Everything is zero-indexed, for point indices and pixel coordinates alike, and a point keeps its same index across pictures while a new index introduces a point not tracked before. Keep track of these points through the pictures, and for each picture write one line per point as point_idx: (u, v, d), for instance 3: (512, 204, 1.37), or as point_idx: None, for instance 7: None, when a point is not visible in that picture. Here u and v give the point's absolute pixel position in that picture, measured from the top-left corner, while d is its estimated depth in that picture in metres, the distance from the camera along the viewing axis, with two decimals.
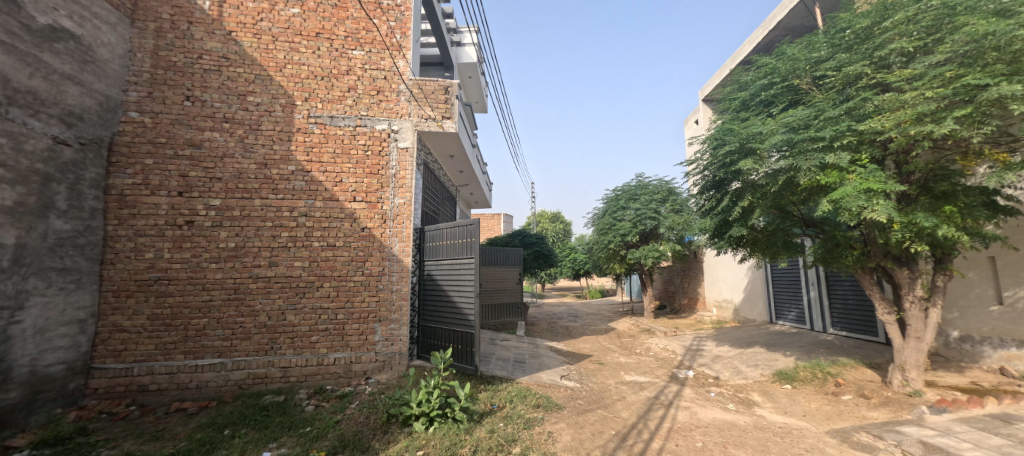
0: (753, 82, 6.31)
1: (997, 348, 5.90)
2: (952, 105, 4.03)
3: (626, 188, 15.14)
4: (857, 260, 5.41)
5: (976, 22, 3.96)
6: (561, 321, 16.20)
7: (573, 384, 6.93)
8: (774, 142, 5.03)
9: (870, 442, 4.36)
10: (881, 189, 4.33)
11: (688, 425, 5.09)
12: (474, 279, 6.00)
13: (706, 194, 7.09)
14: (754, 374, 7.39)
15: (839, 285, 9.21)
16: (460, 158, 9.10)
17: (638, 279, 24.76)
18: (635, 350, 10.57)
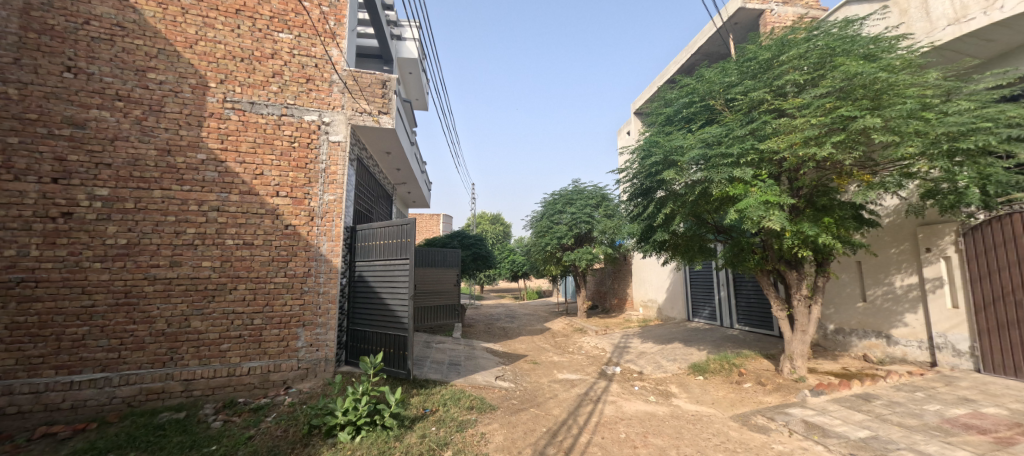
0: (676, 100, 6.89)
1: (861, 338, 7.02)
2: (831, 132, 4.74)
3: (563, 192, 15.69)
4: (757, 263, 6.14)
5: (849, 63, 4.70)
6: (499, 322, 16.33)
7: (508, 384, 7.01)
8: (692, 156, 5.53)
9: (764, 424, 4.96)
10: (777, 202, 4.96)
11: (614, 418, 5.40)
12: (408, 281, 5.80)
13: (634, 200, 7.58)
14: (673, 368, 8.04)
15: (744, 286, 10.36)
16: (397, 155, 8.79)
17: (573, 280, 25.80)
18: (568, 349, 10.98)
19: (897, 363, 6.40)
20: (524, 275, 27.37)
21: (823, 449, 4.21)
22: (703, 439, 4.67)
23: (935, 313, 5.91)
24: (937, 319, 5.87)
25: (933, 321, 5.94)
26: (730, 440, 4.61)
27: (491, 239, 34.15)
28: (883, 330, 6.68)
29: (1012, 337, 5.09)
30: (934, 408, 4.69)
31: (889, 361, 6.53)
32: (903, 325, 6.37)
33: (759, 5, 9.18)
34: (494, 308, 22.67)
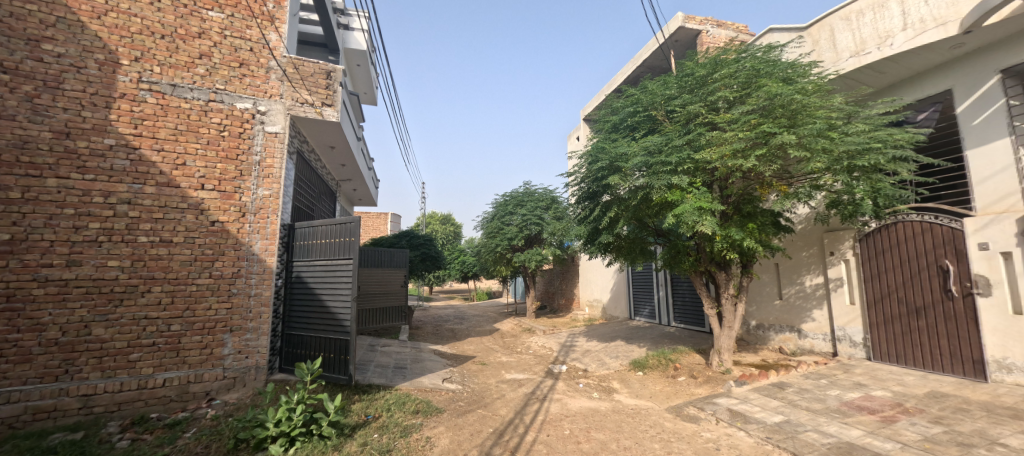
0: (622, 109, 7.23)
1: (777, 333, 7.80)
2: (755, 146, 5.22)
3: (514, 194, 15.83)
4: (691, 265, 6.60)
5: (771, 85, 5.21)
6: (448, 323, 16.12)
7: (455, 386, 6.93)
8: (636, 162, 5.84)
9: (695, 414, 5.34)
10: (709, 208, 5.37)
11: (559, 415, 5.53)
12: (352, 282, 5.53)
13: (582, 203, 7.83)
14: (615, 365, 8.41)
15: (680, 286, 11.09)
16: (342, 150, 8.37)
17: (522, 281, 26.14)
18: (517, 349, 11.09)
19: (806, 353, 7.19)
20: (475, 276, 27.28)
21: (744, 434, 4.62)
22: (641, 431, 4.93)
23: (836, 309, 6.71)
24: (839, 315, 6.68)
25: (835, 316, 6.74)
26: (665, 431, 4.91)
27: (441, 239, 33.63)
28: (795, 325, 7.46)
29: (894, 329, 5.91)
30: (834, 393, 5.33)
31: (800, 352, 7.32)
32: (811, 320, 7.16)
33: (697, 25, 9.90)
34: (443, 310, 22.34)
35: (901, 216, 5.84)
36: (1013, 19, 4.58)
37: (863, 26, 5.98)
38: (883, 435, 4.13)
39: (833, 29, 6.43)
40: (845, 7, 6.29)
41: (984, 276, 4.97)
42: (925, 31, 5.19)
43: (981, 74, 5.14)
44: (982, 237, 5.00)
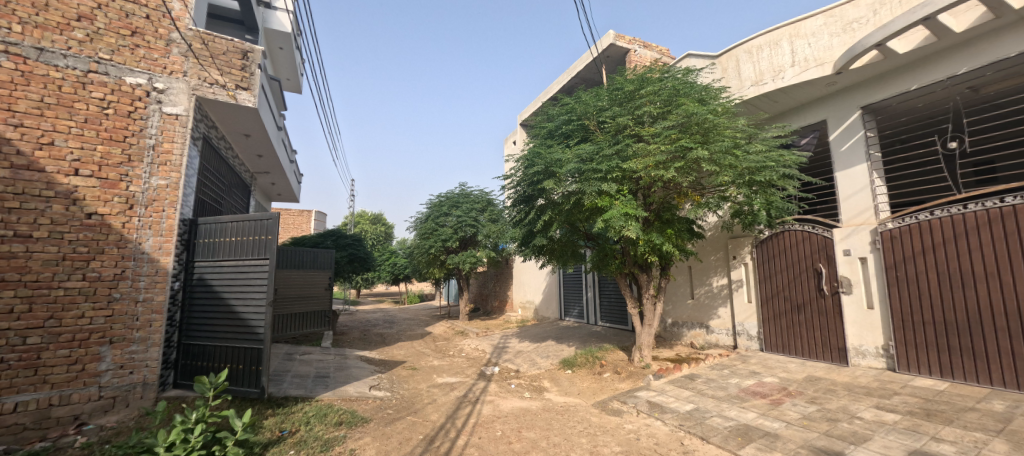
0: (557, 116, 7.49)
1: (689, 329, 8.60)
2: (675, 159, 5.72)
3: (449, 195, 15.61)
4: (617, 267, 7.02)
5: (688, 104, 5.75)
6: (376, 328, 15.35)
7: (383, 394, 6.61)
8: (569, 169, 6.07)
9: (619, 407, 5.68)
10: (634, 213, 5.75)
11: (491, 417, 5.53)
12: (267, 285, 5.02)
13: (517, 206, 7.96)
14: (546, 364, 8.65)
15: (607, 288, 11.76)
16: (259, 140, 7.59)
17: (456, 283, 25.85)
18: (449, 352, 10.91)
19: (712, 347, 8.02)
20: (406, 278, 26.36)
21: (661, 423, 5.02)
22: (570, 427, 5.12)
23: (737, 306, 7.59)
24: (739, 312, 7.55)
25: (736, 313, 7.61)
26: (591, 425, 5.15)
27: (370, 239, 31.99)
28: (704, 321, 8.29)
29: (781, 323, 6.84)
30: (734, 381, 6.01)
31: (707, 346, 8.15)
32: (717, 317, 8.01)
33: (626, 43, 10.59)
34: (371, 314, 21.25)
35: (787, 226, 6.78)
36: (869, 65, 5.59)
37: (761, 60, 6.88)
38: (772, 416, 4.75)
39: (739, 60, 7.29)
40: (748, 42, 7.18)
41: (847, 277, 5.95)
42: (807, 69, 6.11)
43: (847, 109, 6.18)
44: (846, 245, 6.00)
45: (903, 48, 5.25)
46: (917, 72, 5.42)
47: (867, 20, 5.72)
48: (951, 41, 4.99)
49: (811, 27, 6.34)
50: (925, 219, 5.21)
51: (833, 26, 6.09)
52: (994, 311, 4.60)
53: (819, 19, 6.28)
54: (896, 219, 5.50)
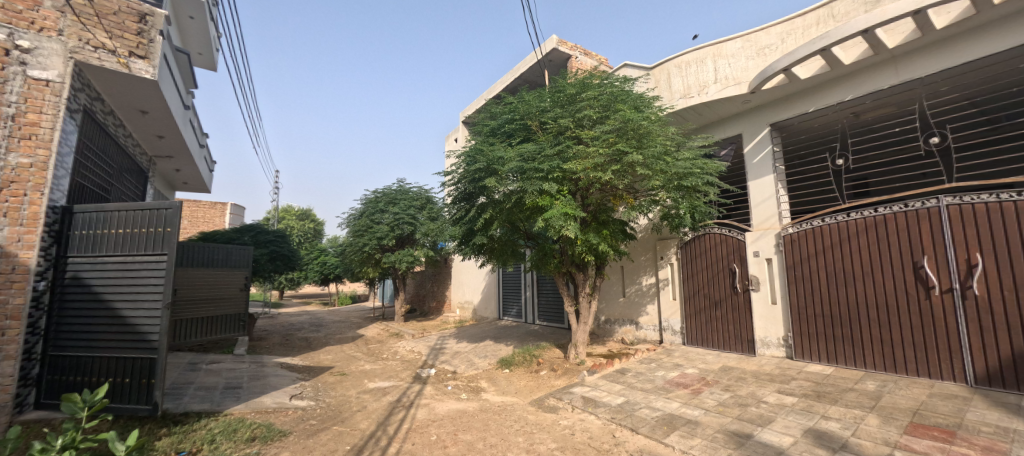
0: (500, 115, 7.44)
1: (621, 326, 9.04)
2: (612, 162, 5.93)
3: (386, 191, 14.90)
4: (556, 266, 7.14)
5: (625, 110, 6.00)
6: (300, 332, 14.17)
7: (306, 403, 6.07)
8: (511, 167, 6.04)
9: (555, 404, 5.77)
10: (573, 214, 5.87)
11: (426, 421, 5.31)
12: (164, 285, 4.35)
13: (457, 204, 7.78)
14: (484, 364, 8.56)
15: (545, 287, 11.99)
16: (159, 119, 6.59)
17: (391, 283, 24.83)
18: (382, 355, 10.38)
19: (641, 342, 8.51)
20: (337, 278, 24.75)
21: (594, 417, 5.17)
22: (507, 426, 5.08)
23: (664, 303, 8.11)
24: (665, 308, 8.08)
25: (663, 310, 8.14)
26: (528, 423, 5.16)
27: (296, 236, 29.56)
28: (634, 318, 8.77)
29: (701, 319, 7.42)
30: (660, 373, 6.40)
31: (636, 341, 8.62)
32: (646, 314, 8.51)
33: (568, 49, 10.88)
34: (296, 316, 19.62)
35: (707, 229, 7.39)
36: (778, 87, 6.27)
37: (689, 75, 7.41)
38: (693, 405, 5.11)
39: (670, 74, 7.79)
40: (678, 57, 7.69)
41: (756, 276, 6.61)
42: (728, 87, 6.71)
43: (759, 125, 6.88)
44: (756, 247, 6.67)
45: (805, 74, 5.97)
46: (815, 96, 6.19)
47: (776, 47, 6.43)
48: (841, 71, 5.76)
49: (732, 48, 6.96)
50: (819, 224, 5.96)
51: (748, 50, 6.76)
52: (870, 304, 5.39)
53: (738, 42, 6.92)
54: (796, 225, 6.23)
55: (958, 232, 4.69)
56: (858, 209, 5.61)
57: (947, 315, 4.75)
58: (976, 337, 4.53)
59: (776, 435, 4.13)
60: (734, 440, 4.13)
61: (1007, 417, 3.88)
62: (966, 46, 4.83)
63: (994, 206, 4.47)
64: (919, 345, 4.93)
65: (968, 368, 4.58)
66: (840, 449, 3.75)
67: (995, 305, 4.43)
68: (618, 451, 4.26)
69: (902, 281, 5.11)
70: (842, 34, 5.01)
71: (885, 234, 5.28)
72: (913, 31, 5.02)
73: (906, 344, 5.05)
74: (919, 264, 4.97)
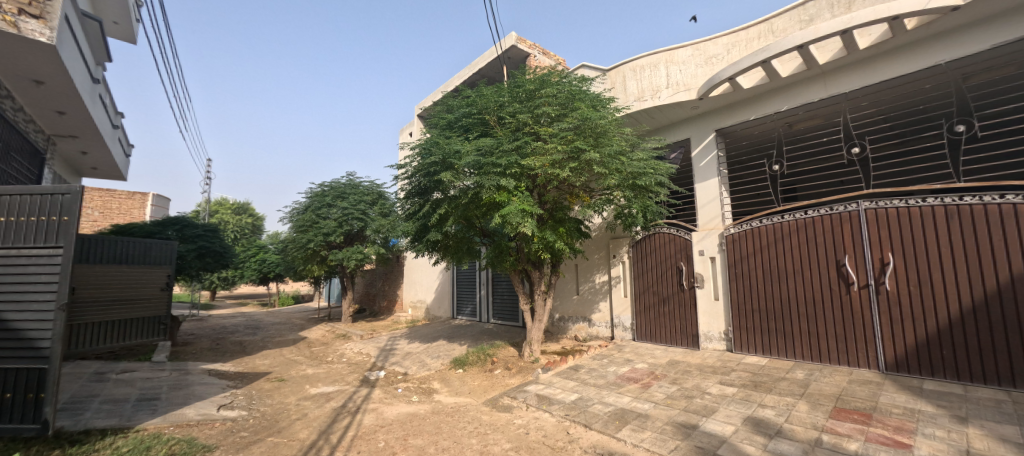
0: (457, 108, 7.24)
1: (574, 323, 9.17)
2: (569, 159, 5.97)
3: (334, 184, 14.07)
4: (511, 264, 7.06)
5: (583, 109, 6.04)
6: (234, 335, 13.00)
7: (237, 414, 5.50)
8: (468, 161, 5.87)
9: (509, 403, 5.68)
10: (530, 210, 5.81)
11: (373, 427, 5.01)
12: (59, 284, 3.72)
13: (411, 199, 7.47)
14: (436, 365, 8.30)
15: (500, 285, 11.91)
16: (58, 92, 5.67)
17: (339, 282, 23.59)
18: (327, 358, 9.75)
19: (593, 339, 8.68)
20: (278, 277, 23.08)
21: (549, 415, 5.15)
22: (460, 428, 4.92)
23: (615, 301, 8.33)
24: (617, 305, 8.29)
25: (615, 307, 8.34)
26: (482, 424, 5.03)
27: (231, 232, 27.19)
28: (587, 315, 8.92)
29: (650, 315, 7.69)
30: (612, 369, 6.54)
31: (589, 338, 8.78)
32: (598, 311, 8.69)
33: (527, 48, 10.88)
34: (229, 318, 18.01)
35: (657, 229, 7.67)
36: (723, 95, 6.63)
37: (643, 79, 7.64)
38: (643, 399, 5.25)
39: (625, 77, 7.99)
40: (633, 60, 7.89)
41: (700, 274, 6.96)
42: (678, 92, 6.99)
43: (706, 130, 7.25)
44: (701, 246, 7.01)
45: (747, 84, 6.35)
46: (755, 105, 6.62)
47: (722, 57, 6.80)
48: (779, 83, 6.20)
49: (683, 55, 7.25)
50: (757, 225, 6.38)
51: (698, 58, 7.09)
52: (799, 299, 5.84)
53: (688, 50, 7.23)
54: (737, 225, 6.62)
55: (874, 233, 5.21)
56: (791, 212, 6.07)
57: (864, 308, 5.26)
58: (887, 328, 5.06)
59: (719, 424, 4.33)
60: (682, 431, 4.27)
61: (911, 398, 4.35)
62: (882, 66, 5.37)
63: (903, 210, 5.02)
64: (841, 335, 5.42)
65: (880, 356, 5.09)
66: (776, 435, 3.99)
67: (902, 299, 4.97)
68: (572, 448, 4.25)
69: (827, 278, 5.59)
70: (781, 48, 5.37)
71: (814, 235, 5.76)
72: (839, 49, 5.50)
73: (829, 335, 5.52)
74: (841, 262, 5.47)
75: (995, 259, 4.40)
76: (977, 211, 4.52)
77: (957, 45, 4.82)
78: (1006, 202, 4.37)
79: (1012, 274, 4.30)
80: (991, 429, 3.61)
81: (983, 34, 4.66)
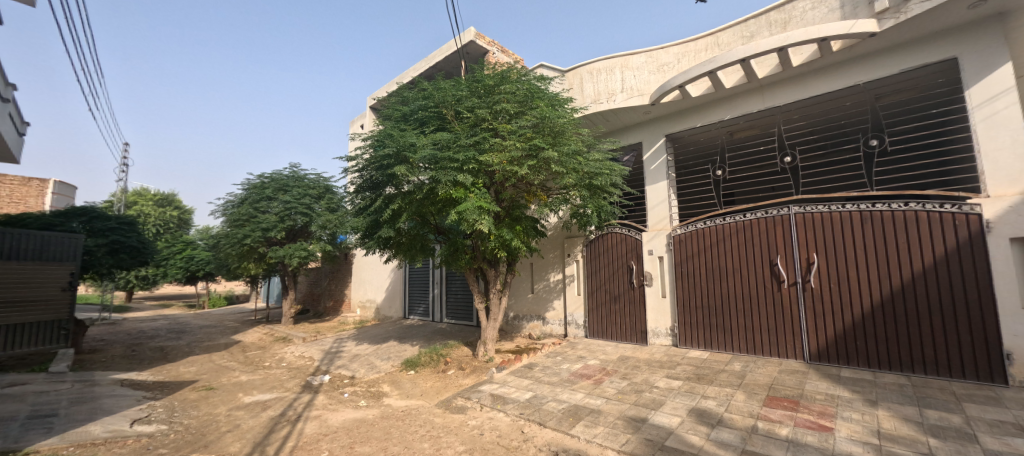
0: (413, 100, 6.97)
1: (528, 321, 9.21)
2: (527, 157, 5.96)
3: (275, 176, 13.07)
4: (467, 262, 6.92)
5: (542, 107, 6.05)
6: (153, 340, 11.66)
7: (154, 429, 4.90)
8: (424, 155, 5.66)
9: (463, 404, 5.55)
10: (487, 207, 5.72)
11: (316, 436, 4.67)
12: None
13: (362, 193, 7.10)
14: (386, 367, 7.95)
15: (454, 284, 11.70)
16: None
17: (280, 281, 22.02)
18: (264, 363, 9.02)
19: (547, 337, 8.76)
20: (209, 276, 21.10)
21: (503, 415, 5.09)
22: (411, 433, 4.72)
23: (569, 299, 8.46)
24: (570, 303, 8.43)
25: (568, 305, 8.48)
26: (434, 427, 4.86)
27: (152, 225, 24.42)
28: (541, 313, 8.99)
29: (602, 312, 7.89)
30: (565, 366, 6.63)
31: (543, 336, 8.86)
32: (552, 309, 8.79)
33: (485, 44, 10.76)
34: (148, 322, 16.15)
35: (610, 229, 7.89)
36: (673, 102, 6.94)
37: (600, 82, 7.81)
38: (596, 395, 5.35)
39: (583, 79, 8.13)
40: (590, 63, 8.05)
41: (649, 272, 7.25)
42: (632, 97, 7.22)
43: (656, 135, 7.56)
44: (650, 246, 7.30)
45: (695, 92, 6.69)
46: (701, 113, 7.00)
47: (673, 66, 7.12)
48: (723, 93, 6.60)
49: (637, 62, 7.51)
50: (701, 227, 6.75)
51: (651, 65, 7.37)
52: (737, 296, 6.26)
53: (642, 57, 7.50)
54: (683, 226, 6.97)
55: (802, 235, 5.71)
56: (731, 215, 6.48)
57: (792, 304, 5.74)
58: (811, 322, 5.56)
59: (667, 417, 4.51)
60: (632, 425, 4.39)
61: (831, 385, 4.82)
62: (811, 83, 5.91)
63: (826, 215, 5.55)
64: (772, 330, 5.87)
65: (806, 348, 5.58)
66: (718, 424, 4.22)
67: (824, 295, 5.49)
68: (527, 447, 4.22)
69: (762, 277, 6.04)
70: (726, 60, 5.70)
71: (751, 236, 6.20)
72: (776, 65, 5.97)
73: (763, 330, 5.97)
74: (774, 262, 5.93)
75: (899, 260, 4.99)
76: (886, 217, 5.11)
77: (873, 68, 5.43)
78: (909, 209, 4.98)
79: (913, 273, 4.90)
80: (896, 410, 4.07)
81: (894, 59, 5.29)
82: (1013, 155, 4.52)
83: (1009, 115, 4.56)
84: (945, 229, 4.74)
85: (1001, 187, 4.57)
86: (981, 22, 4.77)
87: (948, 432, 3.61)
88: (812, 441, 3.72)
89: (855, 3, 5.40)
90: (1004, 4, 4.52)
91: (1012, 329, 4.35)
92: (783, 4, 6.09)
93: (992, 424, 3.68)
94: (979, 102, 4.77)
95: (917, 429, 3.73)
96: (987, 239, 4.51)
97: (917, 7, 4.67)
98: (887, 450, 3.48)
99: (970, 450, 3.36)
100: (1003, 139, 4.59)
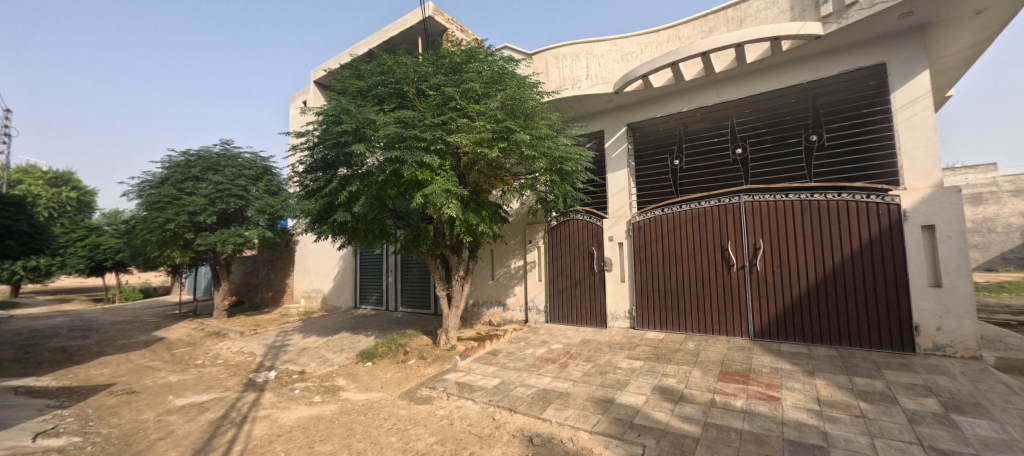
0: (370, 74, 6.44)
1: (489, 308, 9.16)
2: (496, 139, 5.85)
3: (202, 154, 11.65)
4: (429, 249, 6.61)
5: (513, 88, 5.93)
6: (51, 340, 10.02)
7: (64, 442, 4.21)
8: (387, 133, 5.33)
9: (428, 394, 5.35)
10: (454, 191, 5.50)
11: (267, 438, 4.26)
12: None
13: (315, 174, 6.53)
14: (340, 359, 7.51)
15: (410, 272, 11.33)
16: None
17: (208, 271, 20.08)
18: (195, 361, 8.12)
19: (507, 323, 8.78)
20: (120, 267, 18.56)
21: (471, 403, 4.98)
22: (376, 427, 4.48)
23: (530, 285, 8.50)
24: (531, 289, 8.49)
25: (529, 290, 8.52)
26: (401, 420, 4.65)
27: (45, 208, 20.87)
28: (501, 299, 8.98)
29: (563, 297, 8.00)
30: (530, 351, 6.65)
31: (503, 322, 8.86)
32: (513, 295, 8.79)
33: (444, 21, 10.29)
34: (42, 319, 13.89)
35: (572, 215, 7.96)
36: (635, 92, 7.07)
37: (565, 68, 7.79)
38: (563, 378, 5.41)
39: (548, 63, 8.06)
40: (556, 48, 7.99)
41: (609, 258, 7.45)
42: (597, 84, 7.25)
43: (619, 124, 7.71)
44: (611, 232, 7.48)
45: (657, 83, 6.87)
46: (662, 104, 7.24)
47: (636, 55, 7.28)
48: (681, 85, 6.85)
49: (602, 49, 7.58)
50: (659, 214, 7.01)
51: (615, 54, 7.48)
52: (694, 281, 6.60)
53: (607, 44, 7.57)
54: (642, 213, 7.19)
55: (749, 222, 6.14)
56: (687, 202, 6.76)
57: (740, 286, 6.18)
58: (756, 302, 6.04)
59: (632, 396, 4.67)
60: (601, 406, 4.48)
61: (774, 359, 5.27)
62: (762, 80, 6.34)
63: (771, 204, 5.98)
64: (722, 311, 6.31)
65: (751, 327, 6.05)
66: (680, 400, 4.44)
67: (770, 278, 5.96)
68: (500, 434, 4.17)
69: (714, 261, 6.43)
70: (689, 52, 5.85)
71: (703, 223, 6.54)
72: (732, 61, 6.26)
73: (716, 312, 6.36)
74: (725, 248, 6.32)
75: (832, 245, 5.53)
76: (823, 206, 5.62)
77: (816, 69, 5.92)
78: (842, 199, 5.51)
79: (843, 257, 5.46)
80: (830, 379, 4.55)
81: (834, 61, 5.80)
82: (926, 153, 5.18)
83: (924, 118, 5.20)
84: (870, 217, 5.32)
85: (915, 181, 5.22)
86: (905, 33, 5.34)
87: (874, 396, 4.09)
88: (764, 411, 4.02)
89: (804, 6, 5.81)
90: (926, 17, 5.09)
91: (919, 304, 5.04)
92: (740, 2, 6.40)
93: (907, 387, 4.24)
94: (900, 104, 5.37)
95: (849, 394, 4.18)
96: (903, 227, 5.14)
97: (857, 14, 5.07)
98: (827, 414, 3.86)
99: (893, 410, 3.82)
100: (919, 139, 5.24)
